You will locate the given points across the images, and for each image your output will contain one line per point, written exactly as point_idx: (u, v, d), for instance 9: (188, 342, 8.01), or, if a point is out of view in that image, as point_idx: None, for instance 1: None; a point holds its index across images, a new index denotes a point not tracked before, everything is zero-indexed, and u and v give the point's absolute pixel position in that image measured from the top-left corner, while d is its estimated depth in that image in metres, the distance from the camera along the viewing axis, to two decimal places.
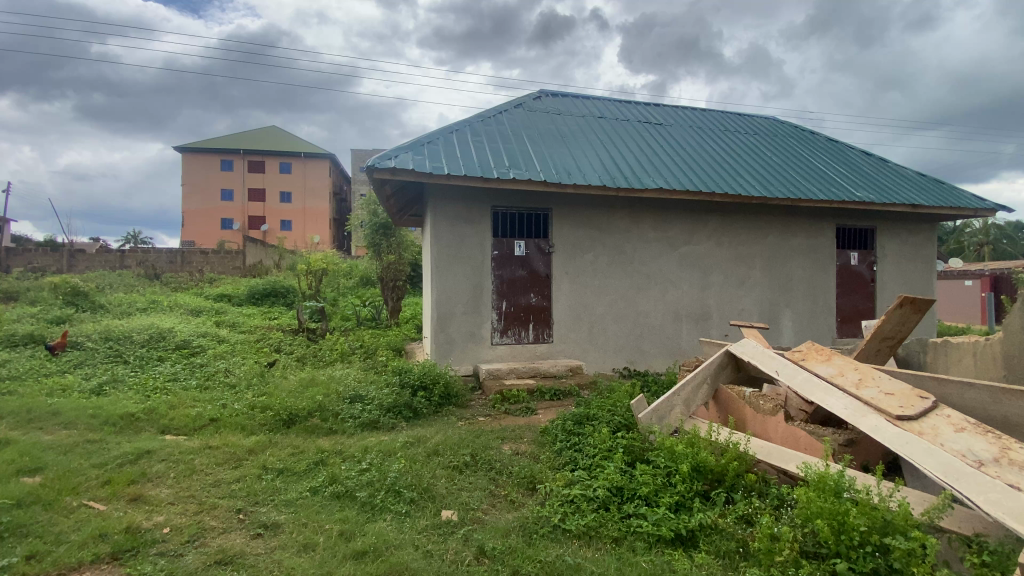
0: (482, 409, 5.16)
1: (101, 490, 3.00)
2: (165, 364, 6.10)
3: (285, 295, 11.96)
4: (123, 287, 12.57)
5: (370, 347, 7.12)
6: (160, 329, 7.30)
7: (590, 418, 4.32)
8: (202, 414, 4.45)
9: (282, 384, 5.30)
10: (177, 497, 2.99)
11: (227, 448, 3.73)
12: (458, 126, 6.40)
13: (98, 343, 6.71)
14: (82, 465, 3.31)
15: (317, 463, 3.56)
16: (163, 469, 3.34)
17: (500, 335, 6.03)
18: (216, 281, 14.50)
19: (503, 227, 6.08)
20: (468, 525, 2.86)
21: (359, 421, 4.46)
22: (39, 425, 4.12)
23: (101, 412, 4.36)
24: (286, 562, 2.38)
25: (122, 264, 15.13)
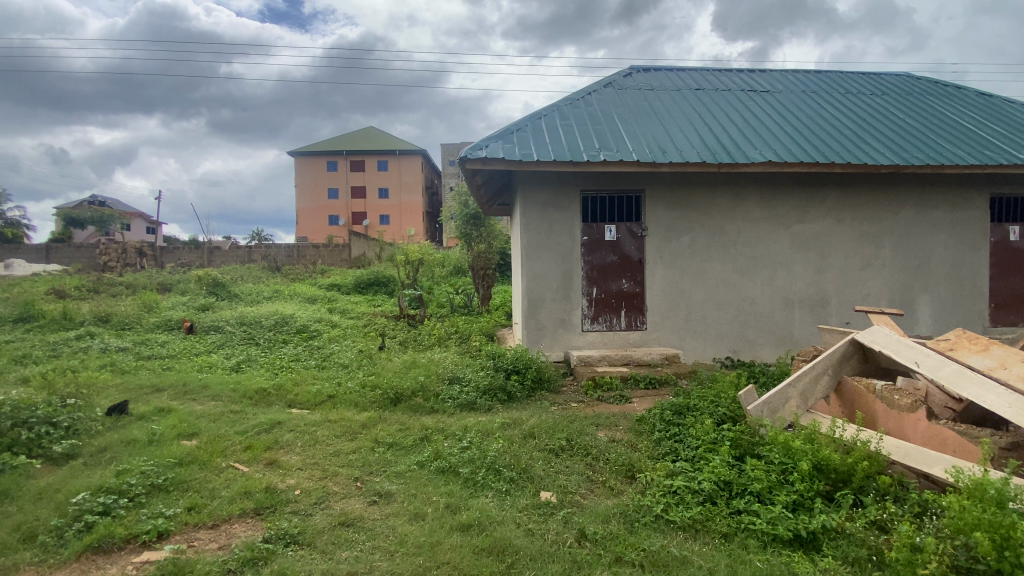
0: (574, 395, 5.14)
1: (244, 454, 3.39)
2: (289, 346, 6.83)
3: (386, 284, 12.79)
4: (252, 278, 14.26)
5: (465, 331, 7.38)
6: (283, 315, 8.17)
7: (691, 408, 4.10)
8: (321, 391, 4.90)
9: (388, 365, 5.67)
10: (304, 463, 3.30)
11: (344, 422, 4.08)
12: (546, 111, 6.33)
13: (234, 327, 7.67)
14: (226, 432, 3.78)
15: (422, 439, 3.77)
16: (291, 438, 3.72)
17: (591, 321, 5.93)
18: (327, 272, 15.91)
19: (594, 211, 5.95)
20: (568, 508, 2.87)
21: (457, 402, 4.65)
22: (194, 396, 4.80)
23: (240, 386, 4.98)
24: (400, 528, 2.52)
25: (252, 258, 17.23)
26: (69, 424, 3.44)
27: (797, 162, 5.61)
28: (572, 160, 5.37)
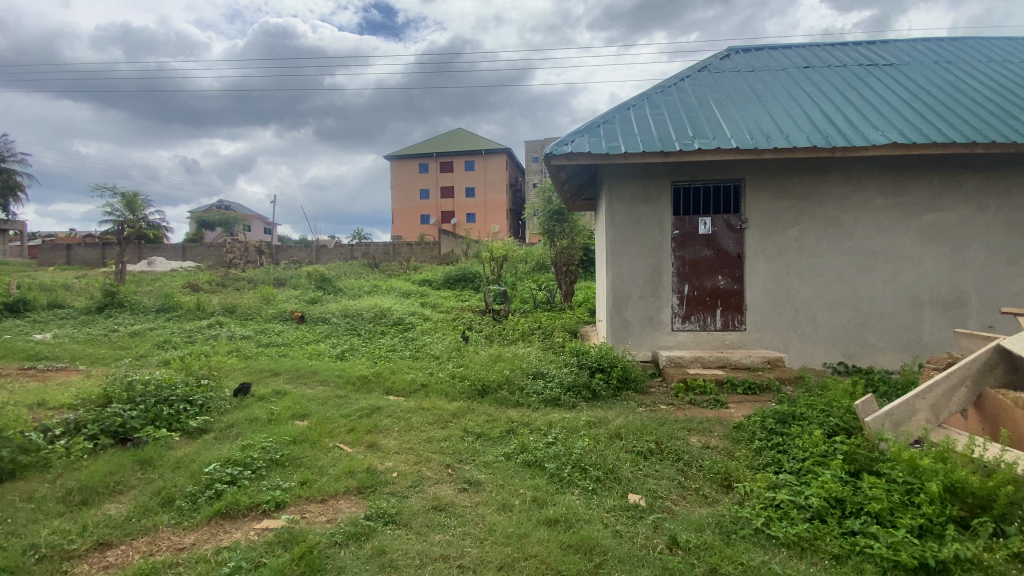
0: (663, 396, 4.95)
1: (348, 435, 3.65)
2: (386, 337, 7.30)
3: (472, 279, 13.20)
4: (353, 273, 15.43)
5: (548, 327, 7.40)
6: (380, 308, 8.76)
7: (796, 417, 3.77)
8: (415, 380, 5.18)
9: (475, 358, 5.85)
10: (400, 448, 3.49)
11: (435, 411, 4.28)
12: (635, 101, 6.12)
13: (339, 319, 8.35)
14: (332, 415, 4.10)
15: (508, 431, 3.84)
16: (389, 423, 3.96)
17: (682, 320, 5.67)
18: (419, 268, 16.76)
19: (687, 204, 5.66)
20: (657, 513, 2.77)
21: (542, 397, 4.67)
22: (305, 380, 5.30)
23: (344, 373, 5.42)
24: (489, 517, 2.58)
25: (353, 256, 18.65)
26: (202, 403, 3.82)
27: (929, 142, 4.93)
28: (663, 151, 5.16)
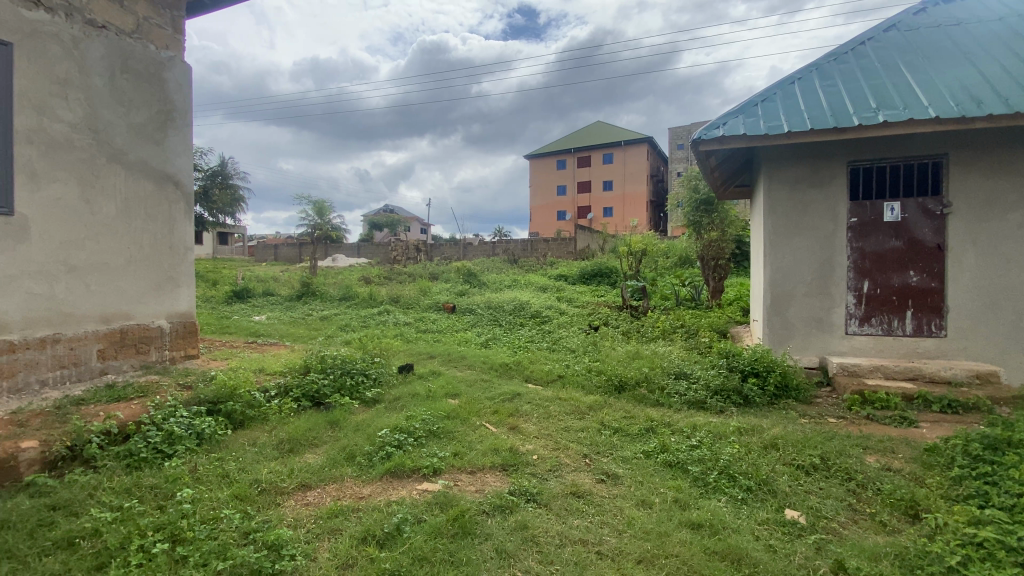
0: (832, 409, 4.35)
1: (492, 417, 3.92)
2: (525, 328, 7.62)
3: (610, 274, 13.02)
4: (495, 268, 16.32)
5: (692, 325, 6.99)
6: (520, 301, 9.14)
7: (1018, 446, 3.03)
8: (553, 371, 5.33)
9: (613, 353, 5.79)
10: (540, 433, 3.64)
11: (573, 402, 4.36)
12: (801, 73, 5.43)
13: (483, 310, 8.94)
14: (480, 397, 4.42)
15: (648, 430, 3.76)
16: (529, 409, 4.14)
17: (859, 323, 4.90)
18: (556, 263, 17.05)
19: (866, 188, 4.88)
20: (820, 533, 2.48)
21: (684, 398, 4.45)
22: (454, 363, 5.80)
23: (488, 360, 5.81)
24: (628, 510, 2.57)
25: (494, 252, 19.75)
26: (374, 377, 4.44)
27: None
28: (836, 128, 4.52)
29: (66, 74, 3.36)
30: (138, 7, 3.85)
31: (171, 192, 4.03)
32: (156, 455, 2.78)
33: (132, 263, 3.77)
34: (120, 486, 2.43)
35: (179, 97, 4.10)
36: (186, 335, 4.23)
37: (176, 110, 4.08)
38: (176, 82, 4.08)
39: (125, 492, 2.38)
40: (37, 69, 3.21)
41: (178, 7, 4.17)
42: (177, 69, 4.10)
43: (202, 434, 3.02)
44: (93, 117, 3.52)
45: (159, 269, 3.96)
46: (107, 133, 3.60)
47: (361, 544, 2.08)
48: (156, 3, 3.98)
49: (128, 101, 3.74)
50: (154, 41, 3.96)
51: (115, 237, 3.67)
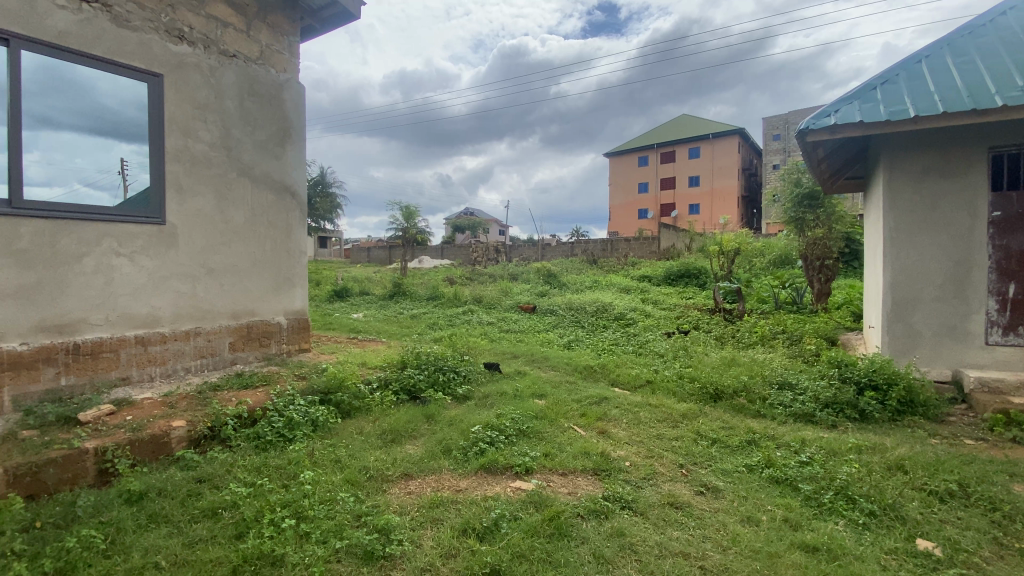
0: (970, 429, 3.81)
1: (581, 419, 3.89)
2: (609, 330, 7.47)
3: (698, 275, 12.40)
4: (575, 269, 16.20)
5: (795, 330, 6.46)
6: (603, 302, 8.99)
7: None
8: (641, 375, 5.18)
9: (705, 359, 5.50)
10: (631, 439, 3.55)
11: (665, 409, 4.20)
12: (929, 49, 4.82)
13: (565, 311, 8.91)
14: (567, 398, 4.40)
15: (749, 442, 3.53)
16: (618, 413, 4.06)
17: (1003, 332, 4.25)
18: (638, 263, 16.55)
19: (1013, 177, 4.23)
20: (962, 570, 2.18)
21: (790, 410, 4.12)
22: (539, 364, 5.83)
23: (572, 361, 5.77)
24: (732, 526, 2.43)
25: (573, 252, 19.62)
26: (464, 374, 4.60)
27: None
28: (976, 110, 3.96)
29: (205, 99, 3.83)
30: (262, 36, 4.28)
31: (288, 202, 4.46)
32: (280, 438, 3.08)
33: (256, 265, 4.22)
34: (252, 465, 2.72)
35: (294, 115, 4.52)
36: (299, 330, 4.65)
37: (292, 127, 4.50)
38: (292, 101, 4.50)
39: (256, 470, 2.67)
40: (182, 96, 3.69)
41: (294, 33, 4.58)
42: (293, 90, 4.52)
43: (316, 422, 3.31)
44: (226, 136, 3.97)
45: (278, 270, 4.40)
46: (236, 150, 4.05)
47: (462, 536, 2.16)
48: (276, 31, 4.40)
49: (254, 121, 4.18)
50: (274, 65, 4.38)
51: (243, 242, 4.12)
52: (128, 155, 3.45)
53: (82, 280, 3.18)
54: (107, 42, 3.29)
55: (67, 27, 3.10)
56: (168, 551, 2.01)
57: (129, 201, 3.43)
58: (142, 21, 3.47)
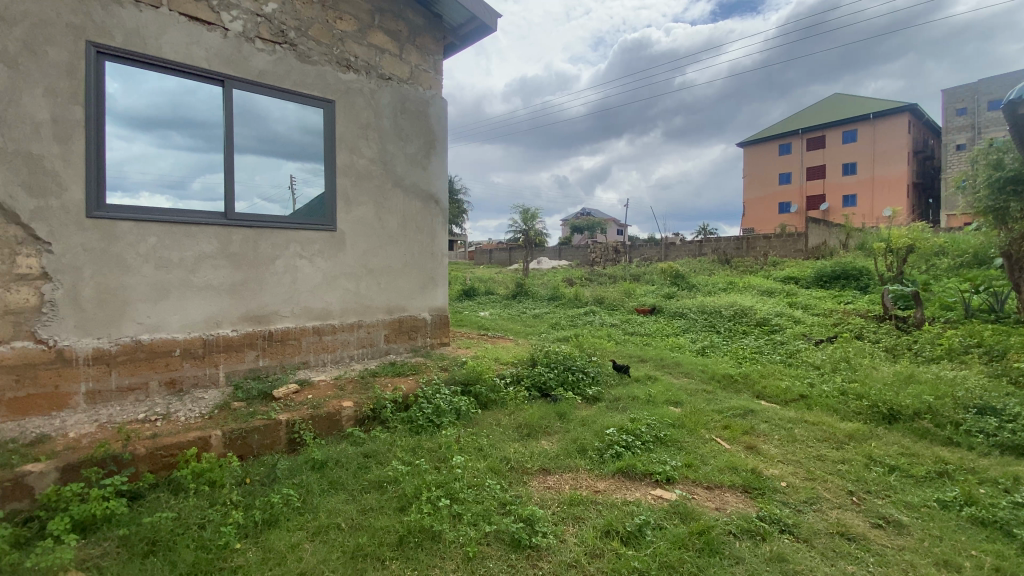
0: None
1: (724, 431, 3.63)
2: (750, 337, 6.87)
3: (857, 277, 10.84)
4: (705, 269, 15.20)
5: (997, 344, 5.32)
6: (741, 306, 8.30)
7: None
8: (791, 388, 4.67)
9: (874, 374, 4.79)
10: (785, 458, 3.23)
11: (825, 427, 3.75)
12: None
13: (697, 314, 8.41)
14: (706, 408, 4.14)
15: (939, 474, 2.99)
16: (767, 428, 3.72)
17: None
18: (780, 263, 14.98)
19: None
20: None
21: (995, 441, 3.40)
22: (672, 370, 5.57)
23: (709, 369, 5.42)
24: (923, 569, 2.08)
25: (703, 251, 18.44)
26: (594, 374, 4.59)
27: None
28: None
29: (367, 119, 4.33)
30: (412, 57, 4.70)
31: (432, 209, 4.85)
32: (429, 424, 3.37)
33: (406, 266, 4.66)
34: (408, 445, 3.01)
35: (438, 128, 4.90)
36: (441, 326, 5.03)
37: (436, 139, 4.88)
38: (437, 115, 4.89)
39: (411, 451, 2.95)
40: (349, 118, 4.21)
41: (438, 52, 4.96)
42: (437, 105, 4.90)
43: (459, 411, 3.56)
44: (383, 151, 4.44)
45: (423, 271, 4.80)
46: (391, 163, 4.51)
47: (605, 537, 2.16)
48: (424, 52, 4.81)
49: (405, 136, 4.62)
50: (422, 83, 4.79)
51: (396, 246, 4.57)
52: (294, 172, 3.97)
53: (274, 278, 3.79)
54: (293, 77, 3.87)
55: (265, 67, 3.71)
56: (346, 515, 2.31)
57: (297, 212, 3.94)
58: (319, 56, 4.02)
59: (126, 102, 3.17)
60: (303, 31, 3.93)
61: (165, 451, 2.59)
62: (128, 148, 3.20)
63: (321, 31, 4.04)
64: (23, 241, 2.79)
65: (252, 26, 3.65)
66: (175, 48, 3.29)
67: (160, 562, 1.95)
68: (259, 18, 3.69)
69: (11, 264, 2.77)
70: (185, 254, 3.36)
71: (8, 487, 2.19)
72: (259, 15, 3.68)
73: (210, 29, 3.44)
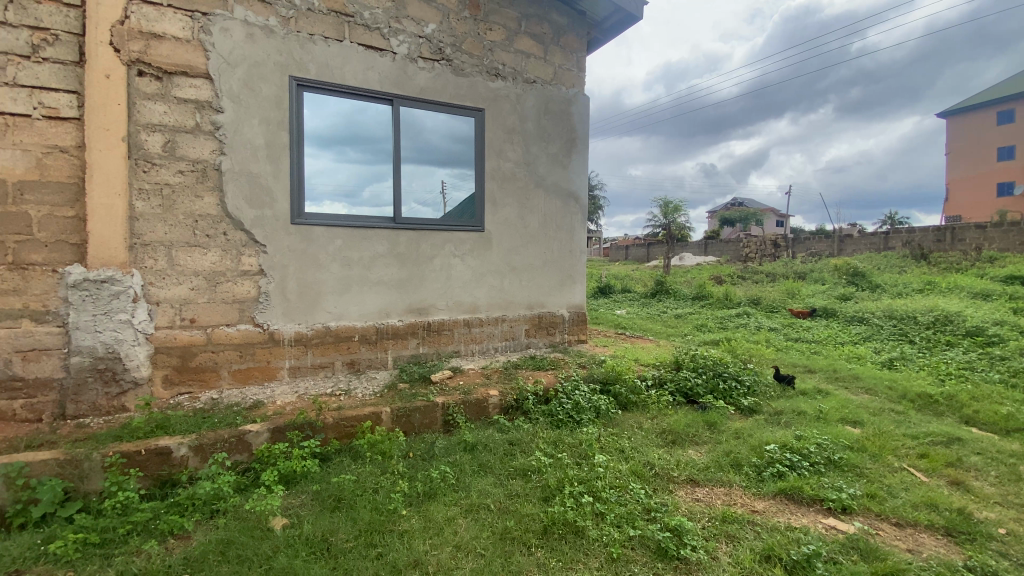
0: None
1: (919, 461, 3.03)
2: (955, 350, 5.64)
3: None
4: (890, 267, 12.86)
5: None
6: (944, 312, 6.84)
7: None
8: (1019, 416, 3.72)
9: None
10: (1007, 500, 2.59)
11: None
12: None
13: (880, 320, 7.16)
14: (893, 431, 3.51)
15: None
16: (981, 462, 3.02)
17: None
18: (1001, 258, 12.01)
19: None
20: None
21: None
22: (846, 383, 4.83)
23: (897, 386, 4.58)
24: None
25: (888, 245, 15.64)
26: (750, 384, 4.19)
27: None
28: None
29: (513, 123, 4.52)
30: (556, 58, 4.78)
31: (573, 206, 4.89)
32: (570, 420, 3.42)
33: (547, 263, 4.77)
34: (551, 438, 3.09)
35: (580, 126, 4.92)
36: (580, 323, 5.05)
37: (578, 137, 4.91)
38: (579, 113, 4.91)
39: (553, 444, 3.02)
40: (497, 123, 4.44)
41: (582, 50, 4.97)
42: (580, 103, 4.92)
43: (599, 410, 3.54)
44: (527, 153, 4.60)
45: (563, 268, 4.87)
46: (534, 164, 4.64)
47: (765, 562, 1.98)
48: (567, 51, 4.86)
49: (548, 136, 4.72)
50: (565, 83, 4.85)
51: (538, 244, 4.71)
52: (445, 177, 4.29)
53: (431, 275, 4.17)
54: (449, 90, 4.20)
55: (426, 83, 4.09)
56: (495, 497, 2.46)
57: (445, 215, 4.27)
58: (472, 67, 4.30)
59: (316, 124, 3.75)
60: (458, 46, 4.24)
61: (347, 422, 3.03)
62: (313, 164, 3.74)
63: (474, 44, 4.31)
64: (246, 244, 3.47)
65: (415, 47, 4.04)
66: (355, 74, 3.80)
67: (344, 517, 2.29)
68: (422, 39, 4.06)
69: (238, 263, 3.46)
70: (362, 254, 3.88)
71: (234, 441, 2.74)
72: (421, 37, 4.06)
73: (381, 54, 3.89)
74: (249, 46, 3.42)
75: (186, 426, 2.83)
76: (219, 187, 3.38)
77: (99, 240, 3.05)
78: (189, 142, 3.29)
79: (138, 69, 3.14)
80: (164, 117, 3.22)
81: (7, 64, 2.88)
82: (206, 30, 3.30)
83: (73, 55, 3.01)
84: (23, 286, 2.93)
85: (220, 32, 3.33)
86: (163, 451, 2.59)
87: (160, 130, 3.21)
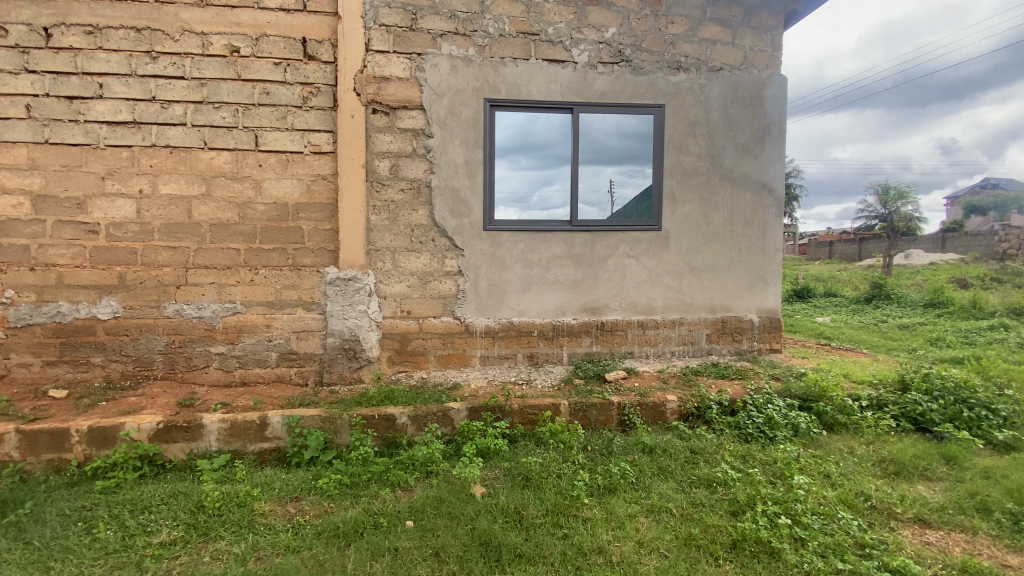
0: None
1: None
2: None
3: None
4: None
5: None
6: None
7: None
8: None
9: None
10: None
11: None
12: None
13: None
14: None
15: None
16: None
17: None
18: None
19: None
20: None
21: None
22: None
23: None
24: None
25: None
26: (1009, 415, 3.31)
27: None
28: None
29: (696, 116, 4.32)
30: (746, 40, 4.42)
31: (764, 200, 4.46)
32: (761, 434, 3.15)
33: (732, 264, 4.44)
34: (738, 451, 2.90)
35: (775, 111, 4.46)
36: (773, 330, 4.57)
37: (772, 123, 4.46)
38: (774, 96, 4.45)
39: (741, 458, 2.84)
40: (678, 118, 4.29)
41: (778, 26, 4.50)
42: (775, 84, 4.46)
43: (798, 428, 3.19)
44: (711, 146, 4.35)
45: (751, 269, 4.47)
46: (719, 157, 4.37)
47: None
48: (760, 31, 4.45)
49: (736, 126, 4.39)
50: (757, 65, 4.45)
51: (722, 242, 4.42)
52: (612, 176, 4.32)
53: (607, 276, 4.25)
54: (628, 90, 4.22)
55: (605, 87, 4.18)
56: (677, 502, 2.43)
57: (614, 214, 4.30)
58: (652, 64, 4.25)
59: (505, 137, 4.13)
60: (638, 46, 4.22)
61: (531, 410, 3.29)
62: (501, 174, 4.14)
63: (654, 40, 4.24)
64: (449, 248, 4.01)
65: (595, 53, 4.15)
66: (539, 88, 4.08)
67: (532, 495, 2.51)
68: (602, 45, 4.16)
69: (442, 264, 4.01)
70: (543, 255, 4.15)
71: (440, 415, 3.22)
72: (602, 43, 4.16)
73: (563, 65, 4.10)
74: (452, 76, 3.94)
75: (404, 399, 3.41)
76: (429, 201, 3.96)
77: (346, 247, 3.85)
78: (408, 163, 3.93)
79: (373, 107, 3.86)
80: (390, 145, 3.90)
81: (289, 114, 3.82)
82: (420, 67, 3.91)
83: (329, 102, 3.86)
84: (299, 283, 3.86)
85: (431, 67, 3.91)
86: (389, 417, 3.18)
87: (388, 156, 3.90)
